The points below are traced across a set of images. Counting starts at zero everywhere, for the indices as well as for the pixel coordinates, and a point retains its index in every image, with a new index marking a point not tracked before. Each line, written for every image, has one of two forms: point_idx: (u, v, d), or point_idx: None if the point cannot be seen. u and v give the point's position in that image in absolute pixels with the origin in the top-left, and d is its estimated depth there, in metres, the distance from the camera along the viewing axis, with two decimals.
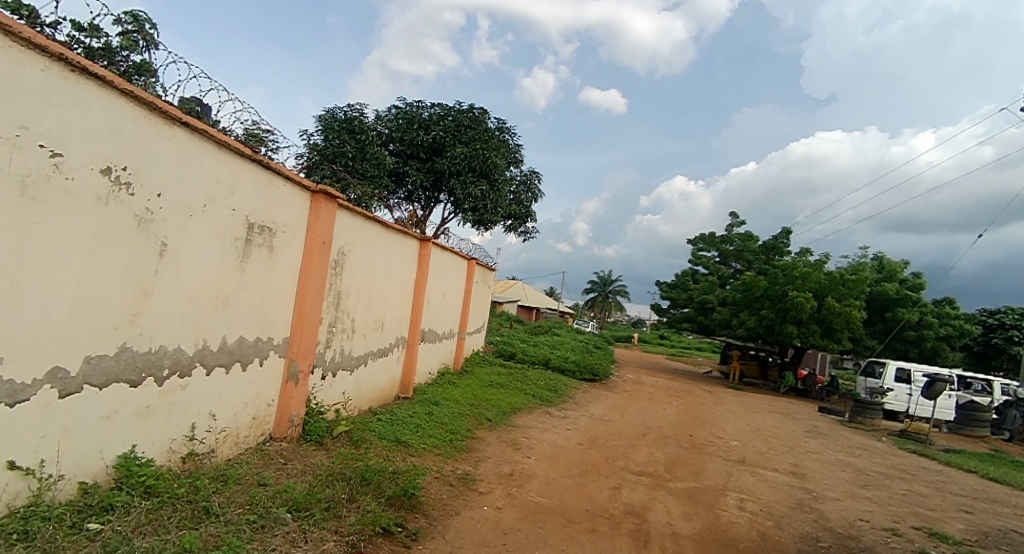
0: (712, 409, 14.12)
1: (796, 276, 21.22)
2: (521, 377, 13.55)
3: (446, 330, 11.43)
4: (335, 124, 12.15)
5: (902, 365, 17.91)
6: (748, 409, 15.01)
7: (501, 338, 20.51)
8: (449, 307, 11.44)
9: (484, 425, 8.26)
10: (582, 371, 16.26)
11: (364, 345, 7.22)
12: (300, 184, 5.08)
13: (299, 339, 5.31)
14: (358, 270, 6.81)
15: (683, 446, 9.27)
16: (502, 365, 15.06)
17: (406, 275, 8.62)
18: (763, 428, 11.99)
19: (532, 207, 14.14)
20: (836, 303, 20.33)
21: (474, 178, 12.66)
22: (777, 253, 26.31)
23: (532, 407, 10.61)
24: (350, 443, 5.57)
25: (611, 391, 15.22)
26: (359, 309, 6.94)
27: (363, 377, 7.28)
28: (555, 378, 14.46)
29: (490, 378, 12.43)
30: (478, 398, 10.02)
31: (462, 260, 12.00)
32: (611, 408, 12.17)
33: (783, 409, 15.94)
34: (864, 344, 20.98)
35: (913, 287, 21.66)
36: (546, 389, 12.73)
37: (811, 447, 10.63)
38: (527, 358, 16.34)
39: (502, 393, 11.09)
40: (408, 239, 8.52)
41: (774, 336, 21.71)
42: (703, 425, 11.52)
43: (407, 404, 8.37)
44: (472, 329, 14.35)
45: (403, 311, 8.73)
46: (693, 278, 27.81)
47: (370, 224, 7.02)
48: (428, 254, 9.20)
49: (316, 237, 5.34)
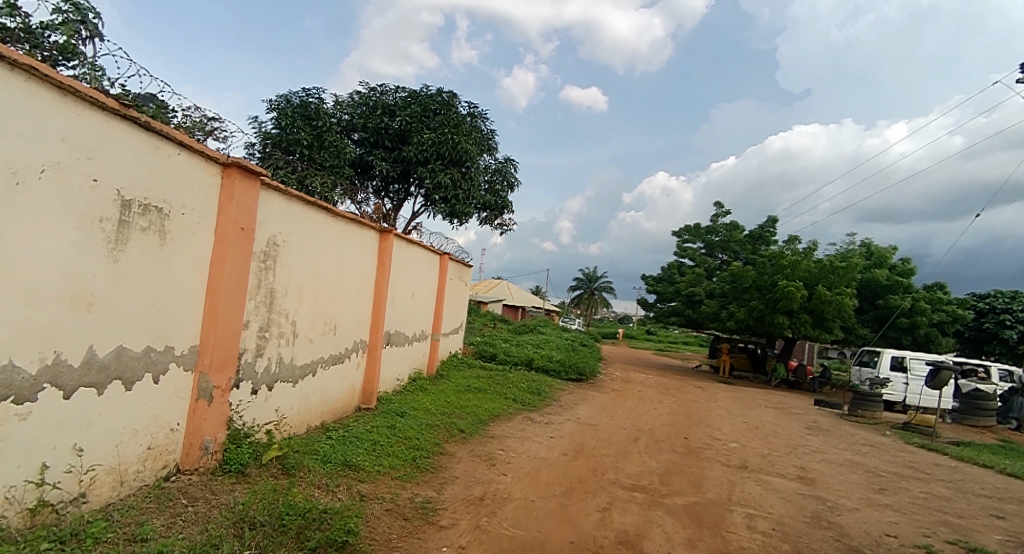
0: (706, 407, 13.31)
1: (785, 265, 20.58)
2: (501, 379, 12.63)
3: (417, 332, 10.47)
4: (288, 109, 11.13)
5: (897, 353, 17.29)
6: (744, 406, 14.22)
7: (482, 339, 19.56)
8: (419, 307, 10.48)
9: (456, 438, 7.31)
10: (568, 371, 15.35)
11: (311, 353, 6.23)
12: (203, 155, 4.09)
13: (212, 348, 4.32)
14: (299, 265, 5.81)
15: (678, 452, 8.42)
16: (481, 367, 14.12)
17: (364, 271, 7.63)
18: (762, 427, 11.18)
19: (508, 197, 13.17)
20: (828, 291, 19.66)
21: (444, 166, 11.67)
22: (764, 242, 25.70)
23: (512, 413, 9.69)
24: (282, 471, 4.60)
25: (599, 391, 14.34)
26: (302, 310, 5.95)
27: (309, 389, 6.28)
28: (538, 380, 13.56)
29: (467, 383, 11.47)
30: (452, 406, 9.05)
31: (433, 255, 11.05)
32: (599, 410, 11.29)
33: (778, 403, 15.19)
34: (857, 333, 20.37)
35: (904, 272, 21.07)
36: (528, 392, 11.80)
37: (815, 446, 9.84)
38: (509, 359, 15.43)
39: (480, 398, 10.15)
40: (365, 229, 7.53)
41: (764, 327, 21.05)
42: (698, 426, 10.69)
43: (366, 417, 7.38)
44: (448, 331, 13.38)
45: (362, 311, 7.75)
46: (680, 270, 27.09)
47: (314, 210, 6.04)
48: (390, 247, 8.22)
49: (229, 221, 4.35)
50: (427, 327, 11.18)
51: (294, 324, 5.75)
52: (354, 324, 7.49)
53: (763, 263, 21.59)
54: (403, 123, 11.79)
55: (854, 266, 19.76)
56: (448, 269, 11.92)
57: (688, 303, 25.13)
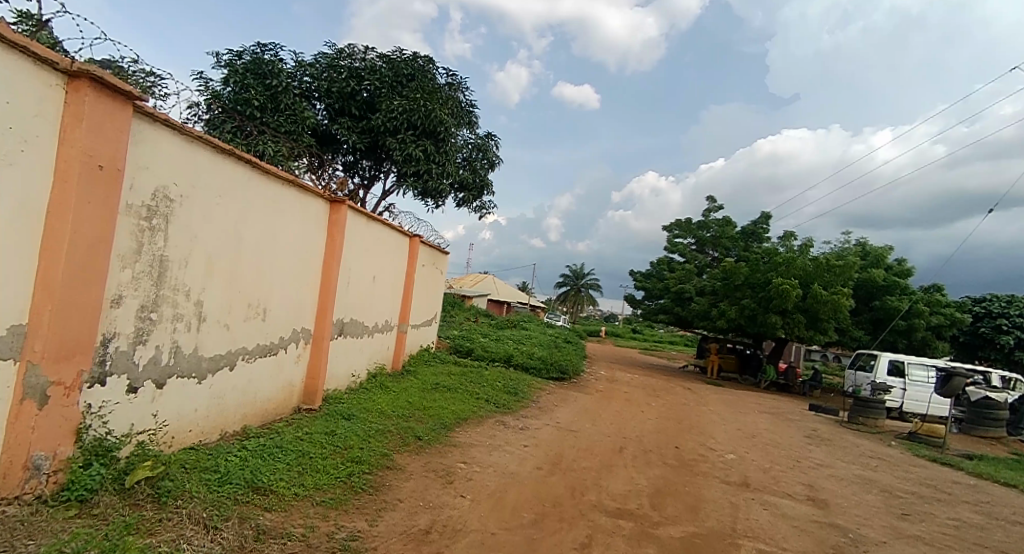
0: (697, 412, 12.29)
1: (779, 263, 19.67)
2: (475, 377, 11.51)
3: (378, 322, 9.32)
4: (239, 66, 9.86)
5: (895, 358, 16.45)
6: (736, 410, 13.24)
7: (460, 332, 18.40)
8: (382, 294, 9.33)
9: (411, 447, 6.16)
10: (549, 369, 14.23)
11: (225, 342, 5.05)
12: (26, 52, 2.92)
13: (49, 327, 3.13)
14: (208, 229, 4.64)
15: (670, 465, 7.35)
16: (455, 363, 12.99)
17: (306, 246, 6.47)
18: (759, 436, 10.16)
19: (487, 177, 12.01)
20: (824, 290, 18.74)
21: (416, 138, 10.49)
22: (756, 239, 24.84)
23: (483, 416, 8.57)
24: (151, 500, 3.46)
25: (583, 392, 13.26)
26: (214, 288, 4.78)
27: (221, 388, 5.08)
28: (516, 378, 12.45)
29: (436, 380, 10.33)
30: (412, 407, 7.89)
31: (399, 235, 9.87)
32: (581, 414, 10.21)
33: (772, 408, 14.23)
34: (851, 334, 19.52)
35: (901, 273, 20.28)
36: (504, 392, 10.67)
37: (820, 459, 8.82)
38: (486, 355, 14.30)
39: (447, 399, 8.99)
40: (308, 196, 6.35)
41: (756, 327, 20.13)
42: (691, 433, 9.65)
43: (302, 420, 6.19)
44: (419, 323, 12.21)
45: (304, 294, 6.58)
46: (669, 267, 26.10)
47: (233, 162, 4.89)
48: (344, 220, 7.05)
49: (76, 152, 3.17)
50: (391, 317, 10.02)
51: (199, 304, 4.58)
52: (292, 310, 6.33)
53: (757, 260, 20.68)
54: (372, 89, 10.56)
55: (852, 264, 18.87)
56: (418, 253, 10.74)
57: (678, 301, 24.17)
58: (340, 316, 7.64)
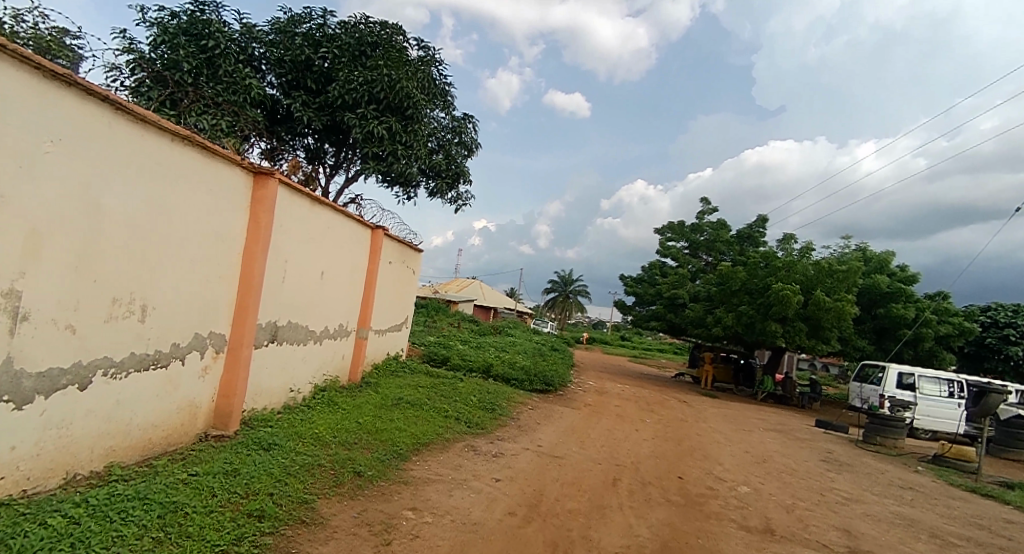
0: (696, 430, 10.97)
1: (779, 267, 18.47)
2: (446, 390, 10.10)
3: (328, 326, 7.89)
4: (171, 25, 8.42)
5: (905, 370, 15.28)
6: (739, 427, 11.93)
7: (437, 339, 16.96)
8: (333, 293, 7.92)
9: (344, 489, 4.72)
10: (533, 381, 12.82)
11: (70, 351, 3.65)
12: None
13: None
14: (31, 185, 3.25)
15: (675, 504, 6.00)
16: (427, 374, 11.58)
17: (215, 227, 5.04)
18: (771, 461, 8.83)
19: (463, 164, 10.66)
20: (827, 296, 17.52)
21: (380, 113, 9.10)
22: (752, 243, 23.70)
23: (448, 440, 7.16)
24: None
25: (569, 406, 11.87)
26: (46, 273, 3.39)
27: (64, 415, 3.66)
28: (494, 391, 11.06)
29: (399, 394, 8.90)
30: (361, 430, 6.48)
31: (357, 224, 8.47)
32: (566, 435, 8.83)
33: (776, 425, 12.94)
34: (854, 344, 18.35)
35: (905, 279, 19.15)
36: (478, 408, 9.26)
37: (845, 491, 7.51)
38: (463, 364, 12.90)
39: (408, 418, 7.58)
40: (218, 161, 4.94)
41: (754, 335, 18.91)
42: (693, 459, 8.30)
43: (204, 453, 4.76)
44: (386, 328, 10.84)
45: (215, 289, 5.16)
46: (661, 271, 24.86)
47: (80, 97, 3.51)
48: (273, 196, 5.61)
49: None
50: (346, 321, 8.60)
51: (9, 293, 3.17)
52: (195, 308, 4.92)
53: (754, 264, 19.47)
54: (331, 58, 9.16)
55: (856, 269, 17.69)
56: (382, 246, 9.35)
57: (670, 307, 22.90)
58: (273, 318, 6.21)
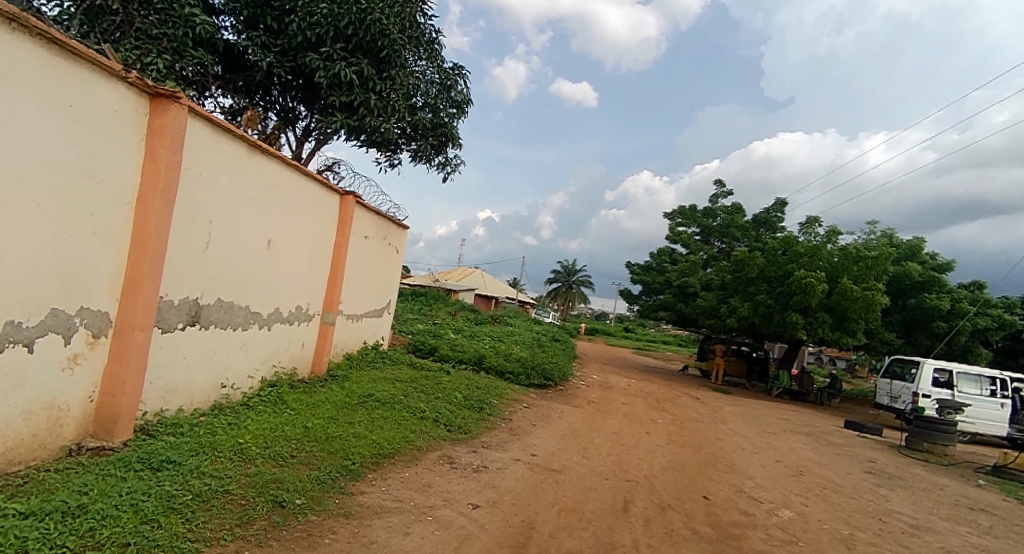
0: (716, 433, 9.59)
1: (801, 253, 17.00)
2: (430, 385, 8.72)
3: (279, 308, 6.52)
4: None
5: (942, 366, 13.87)
6: (763, 430, 10.55)
7: (428, 327, 15.60)
8: (285, 268, 6.53)
9: (250, 530, 3.36)
10: (531, 375, 11.45)
11: None
12: None
13: None
14: None
15: (704, 539, 4.65)
16: (411, 366, 10.21)
17: (84, 161, 3.66)
18: (809, 476, 7.43)
19: (450, 123, 9.23)
20: (854, 285, 16.06)
21: (348, 54, 7.61)
22: (768, 228, 22.21)
23: (421, 450, 5.81)
24: None
25: (571, 404, 10.50)
26: None
27: None
28: (485, 387, 9.70)
29: (370, 390, 7.52)
30: (308, 437, 5.13)
31: (317, 186, 7.07)
32: (566, 441, 7.45)
33: (803, 426, 11.56)
34: (882, 338, 16.92)
35: (938, 268, 17.67)
36: (463, 407, 7.90)
37: (907, 515, 6.14)
38: (452, 356, 11.54)
39: (375, 420, 6.21)
40: (83, 68, 3.56)
41: (773, 327, 17.49)
42: (718, 473, 6.93)
43: (54, 478, 3.39)
44: (362, 314, 9.46)
45: (86, 249, 3.77)
46: (671, 258, 23.42)
47: None
48: (176, 126, 4.21)
49: None
50: (306, 303, 7.22)
51: None
52: (50, 272, 3.53)
53: (773, 250, 18.01)
54: None
55: (886, 255, 16.20)
56: (352, 215, 7.95)
57: (680, 296, 21.50)
58: (189, 295, 4.82)
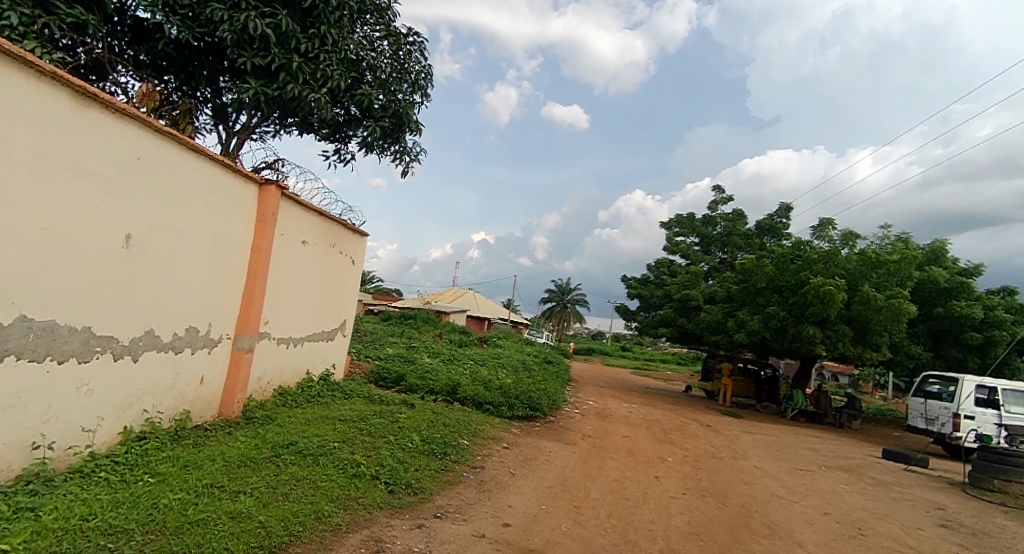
0: (741, 475, 7.80)
1: (814, 259, 15.39)
2: (384, 424, 6.91)
3: (154, 330, 4.76)
4: None
5: (984, 383, 12.26)
6: (793, 467, 8.78)
7: (400, 351, 13.82)
8: (163, 275, 4.79)
9: None
10: (514, 404, 9.69)
11: None
12: None
13: None
14: None
15: None
16: (367, 399, 8.41)
17: None
18: (874, 536, 5.66)
19: (406, 103, 7.42)
20: (876, 293, 14.45)
21: (263, 4, 5.95)
22: (773, 236, 20.66)
23: (336, 532, 3.98)
24: None
25: (561, 440, 8.73)
26: None
27: None
28: (458, 423, 7.96)
29: (294, 437, 5.69)
30: (148, 528, 3.35)
31: (218, 168, 5.38)
32: (555, 499, 5.70)
33: (836, 459, 9.84)
34: (907, 352, 15.29)
35: (964, 273, 16.12)
36: (419, 454, 6.07)
37: None
38: (421, 385, 9.78)
39: (280, 486, 4.41)
40: None
41: (786, 342, 15.80)
42: (759, 540, 5.17)
43: None
44: (303, 338, 7.66)
45: None
46: (670, 270, 21.81)
47: None
48: None
49: None
50: (205, 324, 5.46)
51: None
52: None
53: (783, 258, 16.40)
54: None
55: (909, 259, 14.64)
56: (276, 210, 6.19)
57: (682, 310, 19.84)
58: None
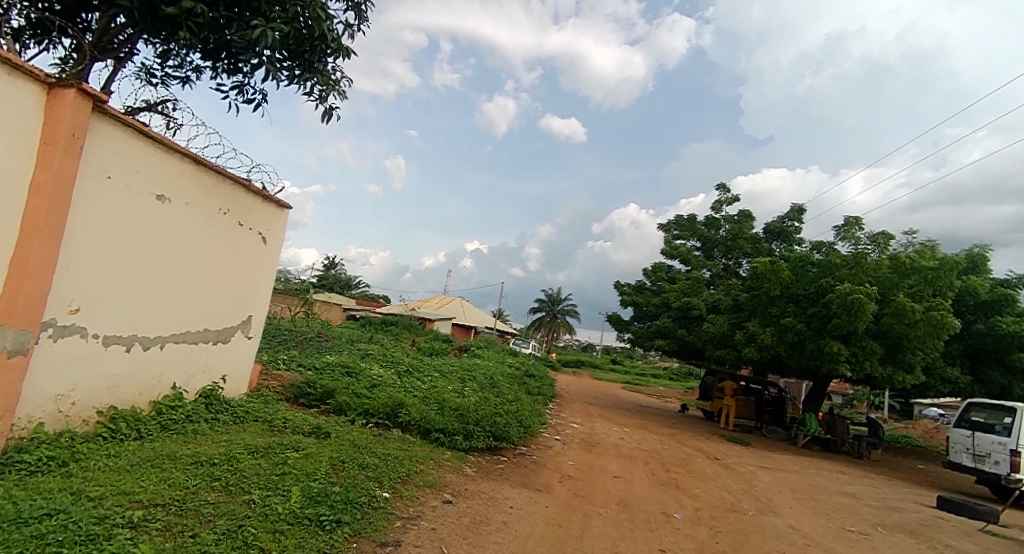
0: (783, 547, 5.54)
1: (837, 264, 13.27)
2: (258, 469, 4.58)
3: None
4: None
5: None
6: (840, 527, 6.57)
7: (346, 359, 11.50)
8: None
9: None
10: (471, 432, 7.43)
11: None
12: None
13: None
14: None
15: None
16: (264, 426, 6.07)
17: None
18: None
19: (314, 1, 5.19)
20: (912, 304, 12.33)
21: None
22: (783, 241, 18.60)
23: None
24: None
25: (531, 486, 6.47)
26: None
27: None
28: (385, 462, 5.67)
29: (63, 502, 3.34)
30: None
31: None
32: None
33: (888, 513, 7.64)
34: (943, 374, 13.21)
35: (1007, 284, 14.08)
36: (290, 528, 3.76)
37: None
38: (352, 405, 7.48)
39: None
40: None
41: (803, 359, 13.65)
42: None
43: None
44: (160, 337, 5.32)
45: None
46: (667, 276, 19.65)
47: None
48: None
49: None
50: None
51: None
52: None
53: (799, 262, 14.29)
54: None
55: (950, 266, 12.56)
56: (80, 132, 3.93)
57: (681, 321, 17.70)
58: None
